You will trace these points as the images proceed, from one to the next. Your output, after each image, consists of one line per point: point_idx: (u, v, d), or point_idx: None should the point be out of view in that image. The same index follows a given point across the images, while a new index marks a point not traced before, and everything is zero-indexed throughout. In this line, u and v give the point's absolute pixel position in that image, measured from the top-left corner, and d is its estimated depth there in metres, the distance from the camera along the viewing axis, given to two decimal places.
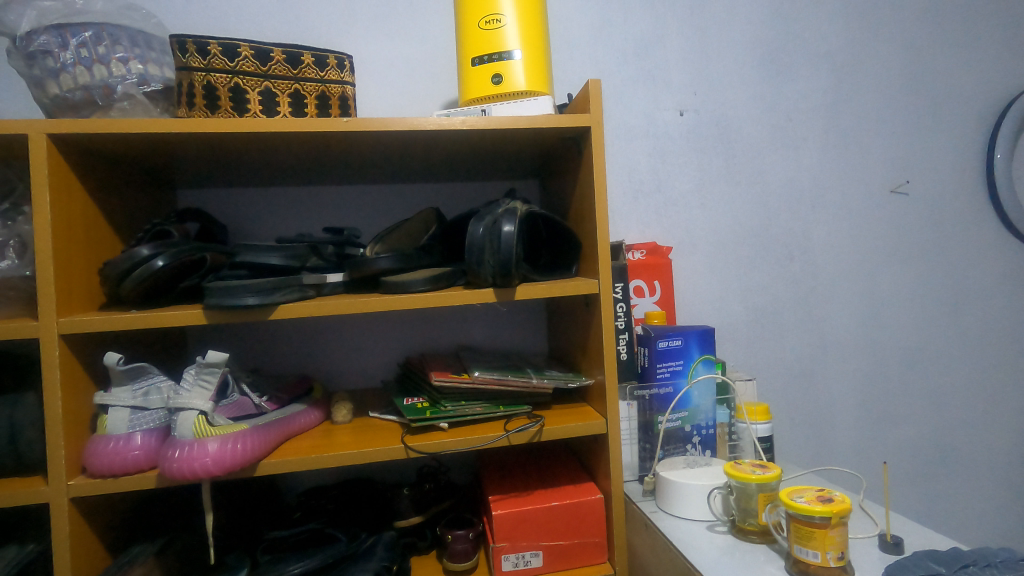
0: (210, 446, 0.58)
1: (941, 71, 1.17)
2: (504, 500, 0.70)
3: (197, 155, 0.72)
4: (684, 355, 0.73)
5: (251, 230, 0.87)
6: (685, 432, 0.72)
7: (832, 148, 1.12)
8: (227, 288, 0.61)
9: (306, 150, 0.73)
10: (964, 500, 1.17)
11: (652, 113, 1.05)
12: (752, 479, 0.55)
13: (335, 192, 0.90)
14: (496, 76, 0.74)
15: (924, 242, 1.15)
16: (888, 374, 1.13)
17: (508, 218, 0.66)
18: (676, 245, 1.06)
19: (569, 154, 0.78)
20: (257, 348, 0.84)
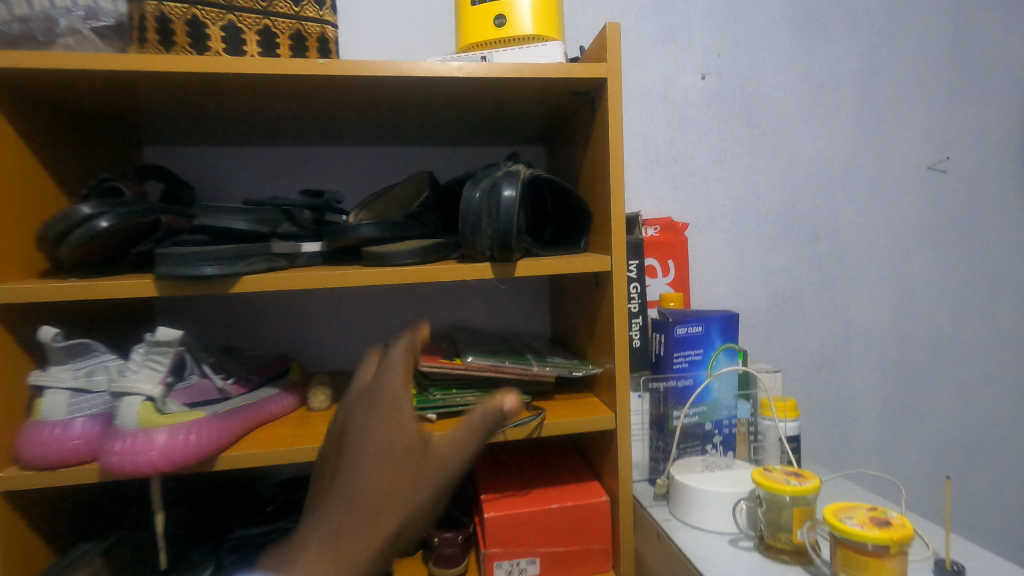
0: (158, 438, 0.50)
1: (989, 35, 1.06)
2: (498, 501, 0.62)
3: (154, 101, 0.63)
4: (704, 343, 0.65)
5: (224, 193, 0.78)
6: (705, 430, 0.64)
7: (866, 119, 1.02)
8: (180, 255, 0.52)
9: (280, 98, 0.64)
10: (993, 503, 1.09)
11: (671, 76, 0.95)
12: (786, 491, 0.48)
13: (318, 153, 0.81)
14: (499, 18, 0.64)
15: (961, 224, 1.06)
16: (916, 367, 1.05)
17: (510, 180, 0.57)
18: (692, 221, 0.97)
19: (581, 113, 0.68)
20: (230, 324, 0.76)
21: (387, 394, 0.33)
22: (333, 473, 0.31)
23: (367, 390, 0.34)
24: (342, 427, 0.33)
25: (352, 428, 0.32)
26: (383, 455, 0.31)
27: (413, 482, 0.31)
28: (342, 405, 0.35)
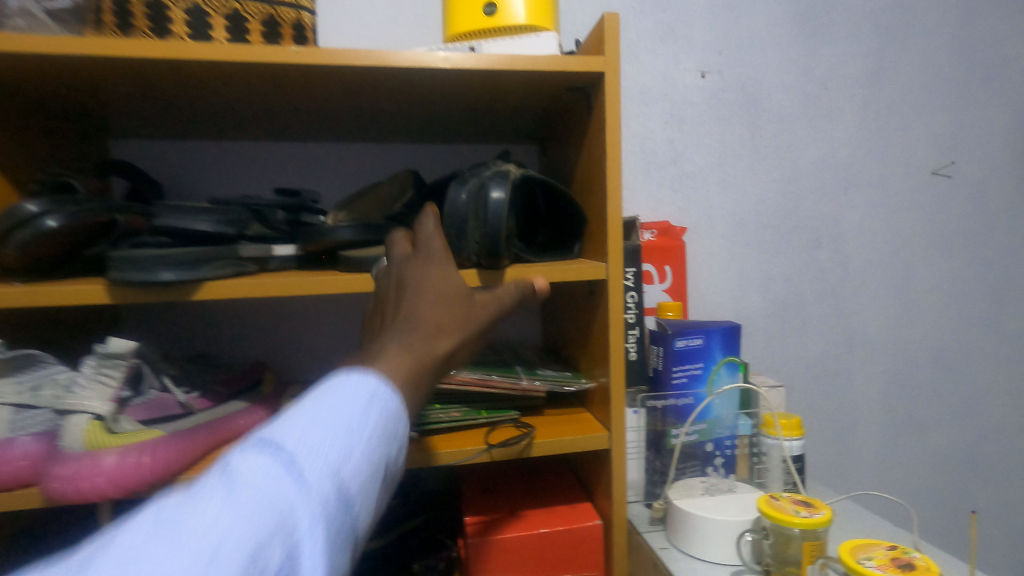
0: (106, 462, 0.45)
1: (996, 37, 1.03)
2: (484, 525, 0.58)
3: (115, 90, 0.58)
4: (704, 357, 0.61)
5: (196, 191, 0.74)
6: (705, 450, 0.60)
7: (870, 121, 0.99)
8: (133, 258, 0.47)
9: (251, 89, 0.59)
10: (996, 519, 1.06)
11: (670, 73, 0.91)
12: (796, 523, 0.44)
13: (298, 150, 0.76)
14: (489, 7, 0.60)
15: (965, 231, 1.03)
16: (919, 378, 1.02)
17: (498, 183, 0.53)
18: (691, 225, 0.93)
19: (576, 109, 0.64)
20: (201, 330, 0.71)
21: (433, 260, 0.47)
22: (401, 304, 0.44)
23: (416, 254, 0.47)
24: (401, 279, 0.46)
25: (411, 280, 0.45)
26: (441, 291, 0.44)
27: (463, 314, 0.44)
28: (395, 265, 0.47)
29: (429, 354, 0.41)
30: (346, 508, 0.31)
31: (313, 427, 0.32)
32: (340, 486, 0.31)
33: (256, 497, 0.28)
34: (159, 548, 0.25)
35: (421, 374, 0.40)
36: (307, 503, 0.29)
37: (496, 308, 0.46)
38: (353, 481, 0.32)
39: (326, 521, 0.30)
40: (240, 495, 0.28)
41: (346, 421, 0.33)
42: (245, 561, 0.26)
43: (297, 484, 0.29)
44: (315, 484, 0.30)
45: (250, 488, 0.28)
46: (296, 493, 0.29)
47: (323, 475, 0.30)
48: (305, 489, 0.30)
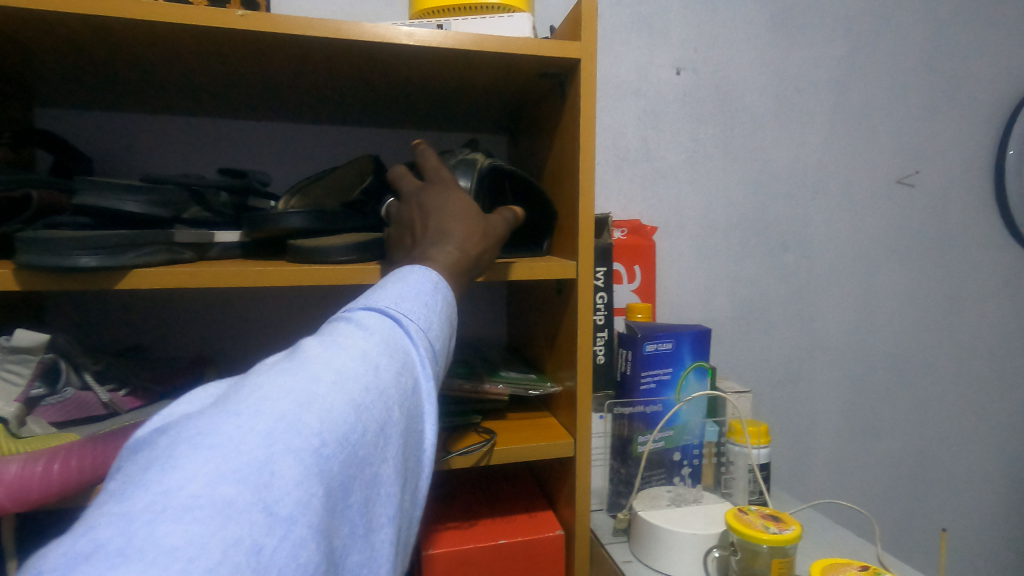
0: (5, 471, 0.39)
1: (961, 50, 1.04)
2: (439, 534, 0.55)
3: (32, 49, 0.52)
4: (673, 361, 0.59)
5: (134, 169, 0.67)
6: (672, 458, 0.58)
7: (839, 127, 0.99)
8: (46, 241, 0.42)
9: (193, 56, 0.54)
10: (942, 522, 1.09)
11: (645, 68, 0.89)
12: (764, 539, 0.42)
13: (250, 129, 0.71)
14: None
15: (925, 239, 1.04)
16: (877, 384, 1.03)
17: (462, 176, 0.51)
18: (661, 225, 0.91)
19: (550, 97, 0.61)
20: (136, 321, 0.65)
21: (446, 181, 0.48)
22: (427, 225, 0.45)
23: (429, 184, 0.48)
24: (422, 206, 0.47)
25: (434, 204, 0.46)
26: (462, 208, 0.46)
27: (485, 228, 0.47)
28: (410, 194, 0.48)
29: (467, 259, 0.44)
30: (438, 360, 0.35)
31: (406, 294, 0.35)
32: (439, 340, 0.35)
33: (389, 336, 0.31)
34: (335, 360, 0.28)
35: (462, 279, 0.44)
36: (425, 345, 0.33)
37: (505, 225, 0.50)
38: (446, 338, 0.36)
39: (434, 366, 0.34)
40: (379, 333, 0.31)
41: (432, 292, 0.37)
42: (395, 380, 0.30)
43: (416, 329, 0.33)
44: (426, 333, 0.34)
45: (382, 329, 0.31)
46: (409, 339, 0.32)
47: (431, 329, 0.34)
48: (421, 334, 0.33)
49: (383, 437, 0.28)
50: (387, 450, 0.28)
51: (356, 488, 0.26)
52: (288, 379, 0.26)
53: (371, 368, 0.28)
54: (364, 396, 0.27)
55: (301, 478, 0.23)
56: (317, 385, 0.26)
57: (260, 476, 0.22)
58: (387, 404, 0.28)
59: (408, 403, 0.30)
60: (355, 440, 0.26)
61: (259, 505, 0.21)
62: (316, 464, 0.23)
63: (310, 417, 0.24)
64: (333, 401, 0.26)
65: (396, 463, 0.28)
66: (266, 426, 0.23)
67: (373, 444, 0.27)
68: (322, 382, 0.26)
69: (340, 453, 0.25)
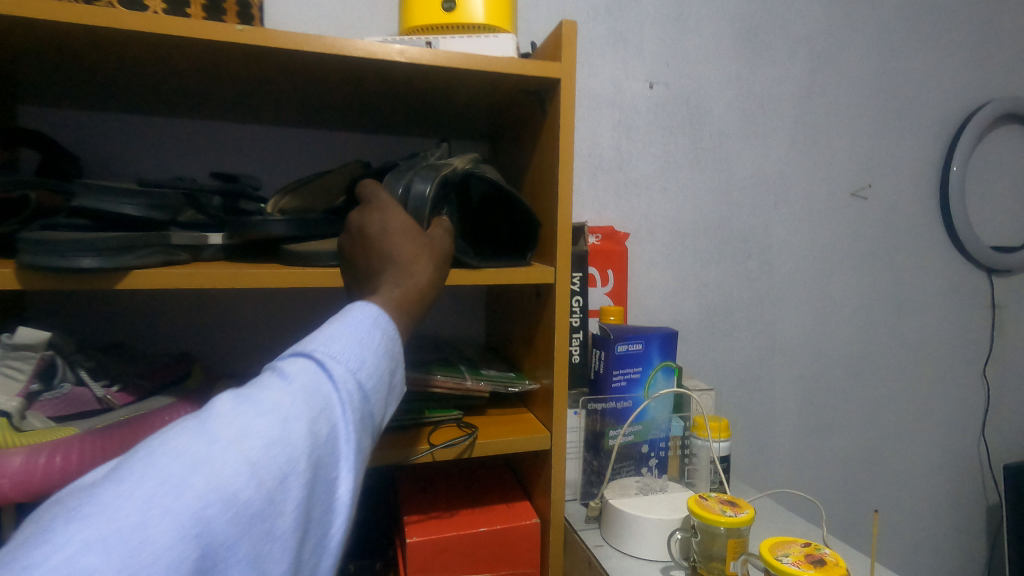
0: (11, 463, 0.41)
1: (911, 72, 1.12)
2: (422, 524, 0.58)
3: (25, 52, 0.53)
4: (643, 361, 0.63)
5: (122, 169, 0.69)
6: (641, 451, 0.63)
7: (799, 142, 1.06)
8: (51, 244, 0.44)
9: (188, 63, 0.55)
10: (879, 508, 1.16)
11: (619, 81, 0.94)
12: (721, 522, 0.46)
13: (237, 132, 0.72)
14: (448, 2, 0.58)
15: (877, 249, 1.12)
16: (830, 383, 1.10)
17: (425, 178, 0.52)
18: (633, 231, 0.96)
19: (530, 111, 0.65)
20: (123, 318, 0.67)
21: (381, 205, 0.48)
22: (371, 253, 0.46)
23: (369, 206, 0.49)
24: (364, 231, 0.47)
25: (375, 225, 0.47)
26: (403, 231, 0.47)
27: (429, 243, 0.47)
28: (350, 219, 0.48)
29: (419, 287, 0.44)
30: (371, 402, 0.34)
31: (341, 335, 0.34)
32: (372, 382, 0.34)
33: (308, 383, 0.31)
34: (239, 417, 0.28)
35: (416, 309, 0.43)
36: (352, 390, 0.32)
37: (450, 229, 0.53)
38: (383, 378, 0.35)
39: (361, 410, 0.33)
40: (298, 381, 0.31)
41: (373, 329, 0.36)
42: (307, 432, 0.29)
43: (344, 373, 0.32)
44: (354, 375, 0.33)
45: (303, 377, 0.31)
46: (335, 385, 0.32)
47: (362, 369, 0.34)
48: (349, 378, 0.32)
49: (284, 493, 0.27)
50: (289, 507, 0.28)
51: (244, 548, 0.26)
52: (185, 440, 0.26)
53: (278, 422, 0.28)
54: (263, 454, 0.27)
55: (172, 546, 0.23)
56: (209, 447, 0.26)
57: (129, 544, 0.22)
58: (292, 458, 0.28)
59: (319, 454, 0.29)
60: (246, 500, 0.26)
61: (123, 574, 0.22)
62: (190, 531, 0.24)
63: (198, 479, 0.25)
64: (223, 463, 0.26)
65: (300, 518, 0.28)
66: (149, 490, 0.24)
67: (272, 501, 0.27)
68: (218, 444, 0.26)
69: (227, 513, 0.25)
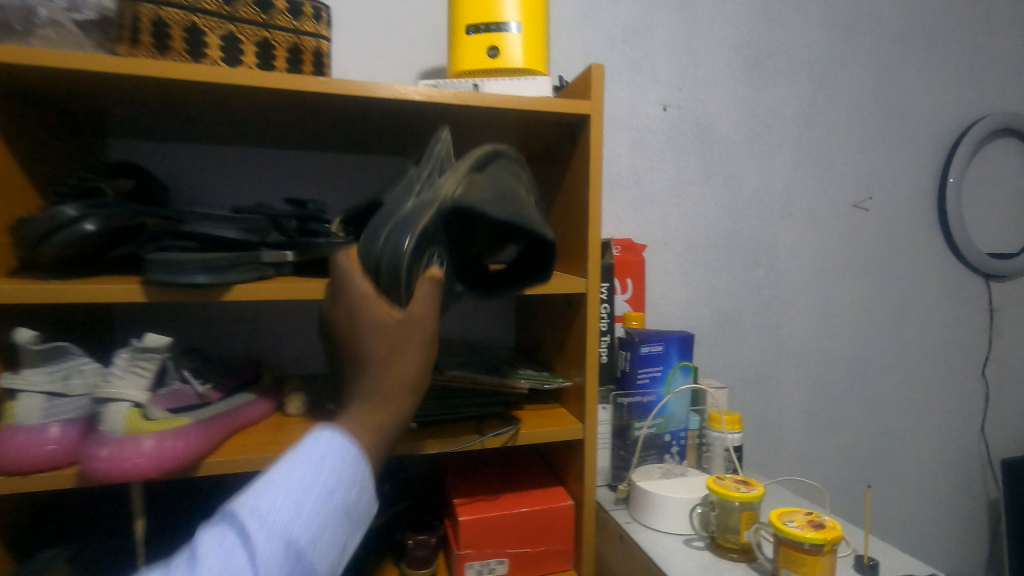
0: (145, 445, 0.50)
1: (908, 91, 1.20)
2: (470, 505, 0.66)
3: (132, 101, 0.62)
4: (663, 361, 0.71)
5: (197, 193, 0.77)
6: (663, 441, 0.71)
7: (803, 158, 1.13)
8: (169, 263, 0.52)
9: (269, 106, 0.64)
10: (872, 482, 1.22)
11: (635, 105, 1.02)
12: (735, 497, 0.54)
13: (296, 159, 0.81)
14: (492, 49, 0.66)
15: (877, 257, 1.19)
16: (836, 383, 1.17)
17: (402, 230, 0.45)
18: (649, 243, 1.04)
19: (560, 140, 0.73)
20: (201, 327, 0.76)
21: (356, 298, 0.47)
22: (350, 352, 0.48)
23: (343, 299, 0.48)
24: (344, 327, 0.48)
25: (351, 327, 0.47)
26: (377, 332, 0.46)
27: (406, 337, 0.46)
28: (330, 309, 0.49)
29: (394, 396, 0.46)
30: (297, 557, 0.39)
31: (268, 496, 0.40)
32: (296, 539, 0.39)
33: (225, 555, 0.37)
34: None
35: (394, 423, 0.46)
36: (266, 554, 0.38)
37: (439, 283, 0.48)
38: (309, 531, 0.40)
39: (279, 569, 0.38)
40: (212, 556, 0.37)
41: (308, 478, 0.41)
42: None
43: (261, 538, 0.38)
44: (272, 539, 0.38)
45: (218, 551, 0.38)
46: (248, 553, 0.38)
47: (285, 526, 0.39)
48: (265, 543, 0.38)
49: None
50: None
51: None
52: None
53: None
54: None
55: None
56: None
57: None
58: None
59: None
60: None
61: None
62: None
63: None
64: None
65: None
66: None
67: None
68: None
69: None
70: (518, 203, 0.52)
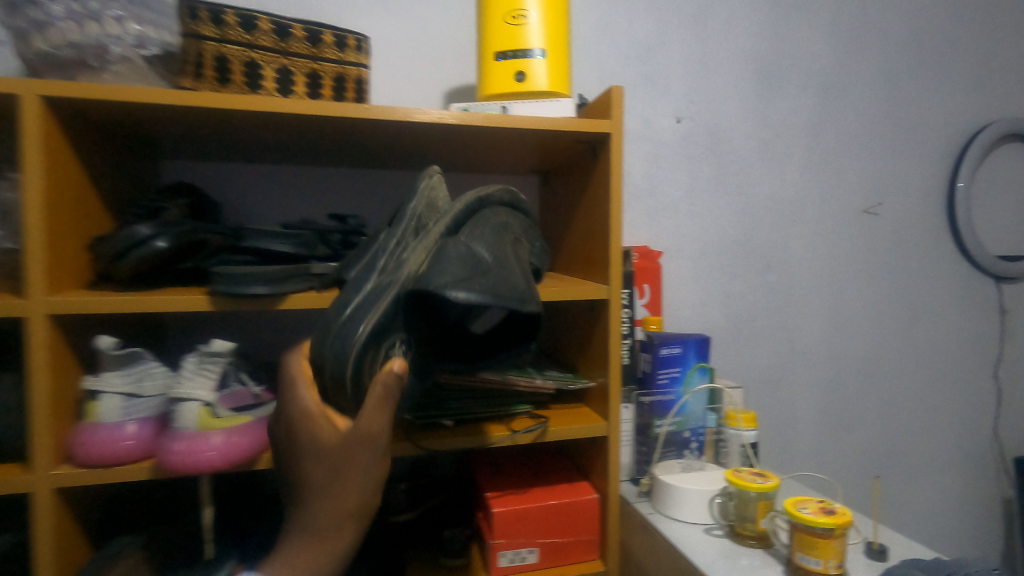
0: (215, 440, 0.55)
1: (916, 99, 1.23)
2: (502, 498, 0.71)
3: (191, 129, 0.68)
4: (682, 362, 0.76)
5: (242, 210, 0.83)
6: (682, 437, 0.75)
7: (813, 166, 1.17)
8: (234, 276, 0.58)
9: (314, 131, 0.70)
10: (880, 475, 1.23)
11: (650, 118, 1.07)
12: (752, 488, 0.58)
13: (334, 175, 0.87)
14: (520, 74, 0.71)
15: (888, 260, 1.22)
16: (848, 384, 1.20)
17: (358, 320, 0.43)
18: (665, 249, 1.08)
19: (582, 155, 0.78)
20: (248, 334, 0.81)
21: (299, 414, 0.46)
22: (299, 469, 0.46)
23: (291, 414, 0.47)
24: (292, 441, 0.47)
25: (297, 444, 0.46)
26: (318, 452, 0.45)
27: (349, 456, 0.43)
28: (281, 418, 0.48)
29: (339, 519, 0.44)
30: None
31: None
32: None
33: None
34: None
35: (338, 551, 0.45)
36: None
37: (401, 378, 0.42)
38: None
39: None
40: None
41: None
42: None
43: None
44: None
45: None
46: None
47: None
48: None
49: None
50: None
51: None
52: None
53: None
54: None
55: None
56: None
57: None
58: None
59: None
60: None
61: None
62: None
63: None
64: None
65: None
66: None
67: None
68: None
69: None
70: (497, 275, 0.46)
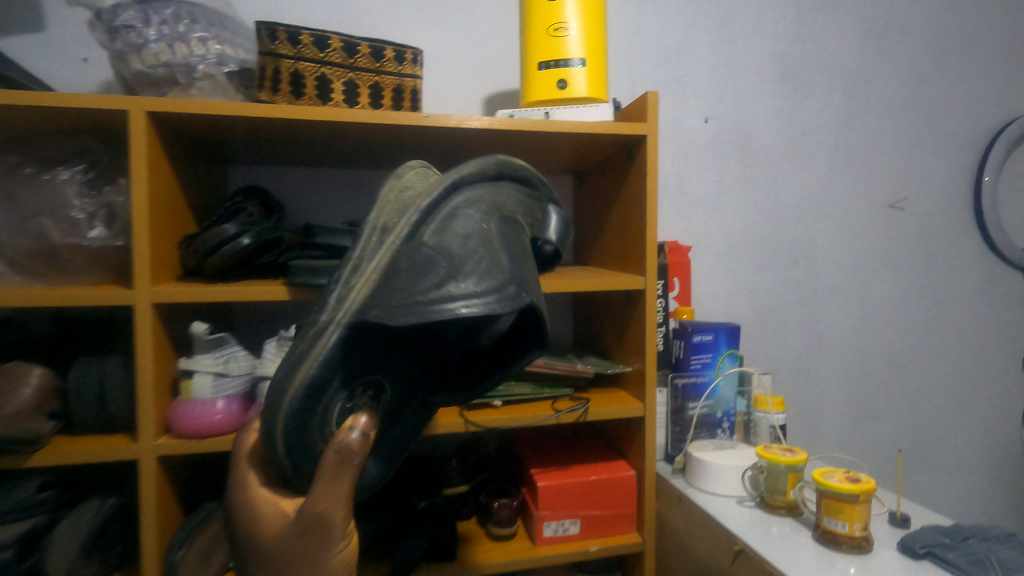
0: None
1: (942, 96, 1.25)
2: (546, 474, 0.77)
3: (265, 138, 0.75)
4: (713, 348, 0.80)
5: (303, 209, 0.91)
6: (714, 418, 0.80)
7: (839, 162, 1.21)
8: (309, 269, 0.65)
9: (374, 138, 0.76)
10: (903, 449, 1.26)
11: (679, 119, 1.11)
12: (782, 461, 0.63)
13: (385, 177, 0.94)
14: (561, 82, 0.77)
15: (914, 254, 1.25)
16: (874, 375, 1.24)
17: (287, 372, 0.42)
18: (694, 244, 1.13)
19: (618, 156, 0.84)
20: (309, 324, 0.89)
21: (246, 508, 0.46)
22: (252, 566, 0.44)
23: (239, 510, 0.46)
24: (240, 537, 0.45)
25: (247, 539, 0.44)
26: (270, 544, 0.43)
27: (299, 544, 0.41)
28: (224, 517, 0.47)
29: None
30: None
31: None
32: None
33: None
34: None
35: None
36: None
37: (358, 443, 0.41)
38: None
39: None
40: None
41: None
42: None
43: None
44: None
45: None
46: None
47: None
48: None
49: None
50: None
51: None
52: None
53: None
54: None
55: None
56: None
57: None
58: None
59: None
60: None
61: None
62: None
63: None
64: None
65: None
66: None
67: None
68: None
69: None
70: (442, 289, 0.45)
